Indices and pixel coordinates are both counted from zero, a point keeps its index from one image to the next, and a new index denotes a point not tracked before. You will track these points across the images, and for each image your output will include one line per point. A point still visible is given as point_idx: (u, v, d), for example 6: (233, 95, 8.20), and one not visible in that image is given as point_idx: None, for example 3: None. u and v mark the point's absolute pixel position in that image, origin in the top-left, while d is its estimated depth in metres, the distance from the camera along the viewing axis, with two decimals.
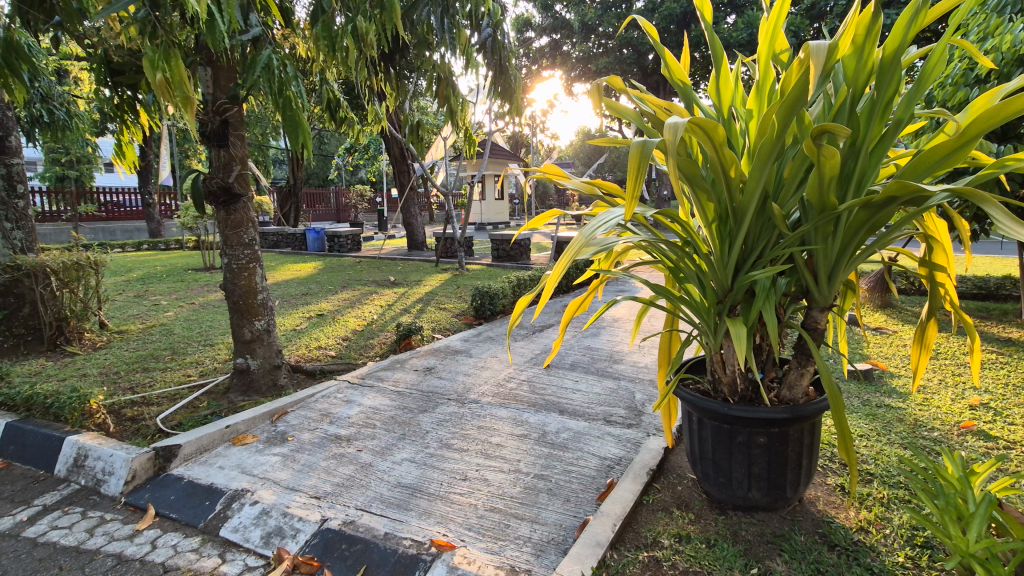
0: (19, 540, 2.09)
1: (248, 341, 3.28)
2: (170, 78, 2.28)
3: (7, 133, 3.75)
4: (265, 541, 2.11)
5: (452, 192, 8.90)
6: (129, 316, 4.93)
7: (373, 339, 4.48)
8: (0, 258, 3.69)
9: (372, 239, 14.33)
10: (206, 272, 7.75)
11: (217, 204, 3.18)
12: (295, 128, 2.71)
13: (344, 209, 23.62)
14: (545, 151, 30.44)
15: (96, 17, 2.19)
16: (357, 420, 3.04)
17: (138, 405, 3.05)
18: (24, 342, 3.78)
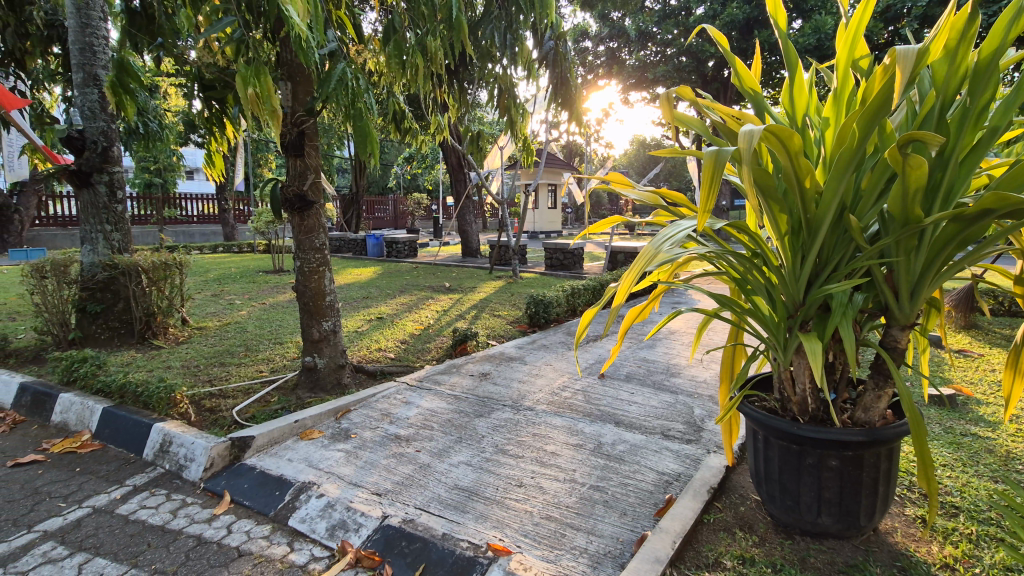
0: (113, 516, 2.27)
1: (316, 340, 3.44)
2: (261, 92, 2.43)
3: (110, 144, 4.08)
4: (330, 533, 2.20)
5: (507, 200, 9.01)
6: (208, 314, 5.28)
7: (429, 343, 4.59)
8: (100, 258, 4.04)
9: (427, 245, 14.70)
10: (274, 274, 8.20)
11: (293, 211, 3.37)
12: (363, 137, 2.81)
13: (401, 216, 24.36)
14: (599, 161, 30.28)
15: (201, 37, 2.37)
16: (415, 421, 3.12)
17: (216, 397, 3.25)
18: (118, 335, 4.12)
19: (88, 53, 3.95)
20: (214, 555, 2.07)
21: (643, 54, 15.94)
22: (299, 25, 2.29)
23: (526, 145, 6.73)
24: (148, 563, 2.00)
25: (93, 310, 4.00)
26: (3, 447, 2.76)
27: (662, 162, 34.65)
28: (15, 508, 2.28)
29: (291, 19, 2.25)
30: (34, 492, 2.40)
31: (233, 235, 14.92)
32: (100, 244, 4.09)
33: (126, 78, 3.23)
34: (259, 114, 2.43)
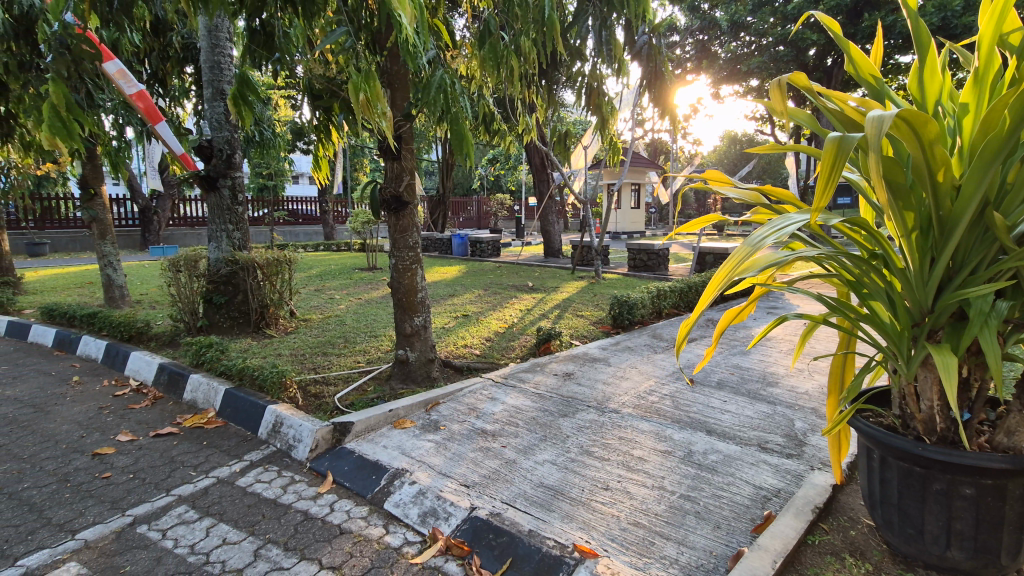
0: (234, 487, 2.51)
1: (408, 334, 3.60)
2: (370, 97, 2.59)
3: (233, 151, 4.53)
4: (422, 520, 2.29)
5: (590, 200, 8.91)
6: (312, 307, 5.70)
7: (514, 341, 4.65)
8: (224, 254, 4.50)
9: (509, 245, 14.92)
10: (368, 271, 8.69)
11: (389, 211, 3.55)
12: (460, 140, 2.92)
13: (484, 216, 24.93)
14: (686, 159, 29.15)
15: (321, 47, 2.56)
16: (501, 417, 3.17)
17: (319, 383, 3.51)
18: (238, 324, 4.57)
19: (217, 70, 4.40)
20: (318, 530, 2.22)
21: (735, 45, 15.12)
22: (408, 26, 2.42)
23: (614, 145, 6.62)
24: (264, 532, 2.19)
25: (218, 301, 4.46)
26: (146, 419, 3.14)
27: (755, 158, 32.66)
28: (156, 473, 2.59)
29: (401, 22, 2.37)
30: (170, 460, 2.71)
31: (331, 234, 16.02)
32: (224, 242, 4.55)
33: (246, 90, 3.54)
34: (369, 116, 2.61)
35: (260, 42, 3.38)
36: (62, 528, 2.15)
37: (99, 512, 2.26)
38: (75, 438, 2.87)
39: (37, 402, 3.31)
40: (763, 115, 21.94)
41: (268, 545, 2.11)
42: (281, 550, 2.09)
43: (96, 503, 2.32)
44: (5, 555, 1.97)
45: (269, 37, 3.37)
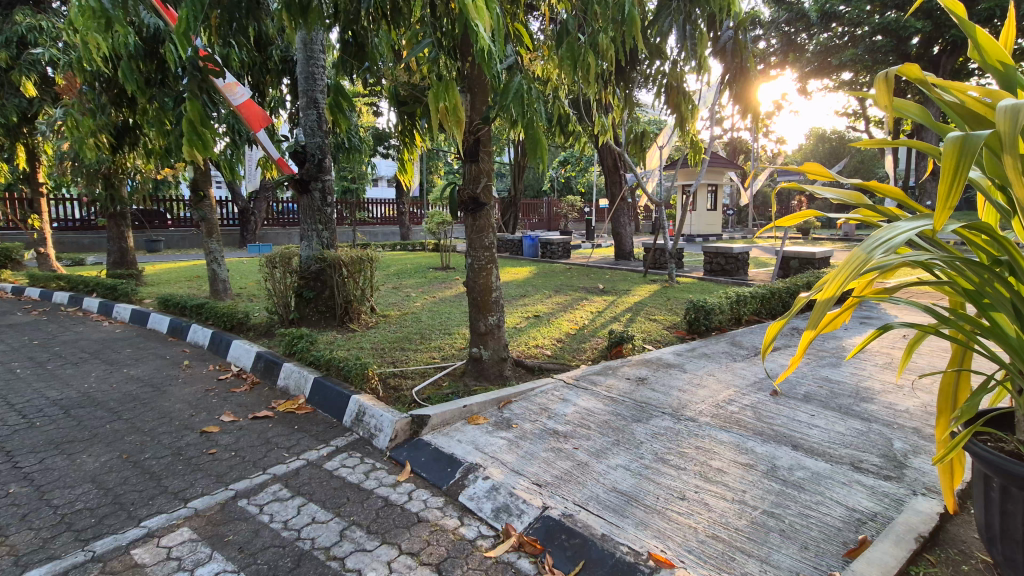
0: (323, 470, 2.68)
1: (482, 333, 3.68)
2: (449, 105, 2.67)
3: (324, 156, 4.84)
4: (495, 515, 2.33)
5: (665, 201, 8.66)
6: (390, 304, 5.95)
7: (585, 343, 4.61)
8: (314, 252, 4.81)
9: (579, 248, 14.83)
10: (442, 271, 8.96)
11: (467, 212, 3.64)
12: (534, 144, 2.94)
13: (554, 218, 24.92)
14: (768, 159, 27.59)
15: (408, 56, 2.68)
16: (573, 419, 3.16)
17: (398, 377, 3.68)
18: (324, 318, 4.85)
19: (311, 80, 4.71)
20: (398, 517, 2.32)
21: (825, 37, 14.06)
22: (483, 36, 2.47)
23: (696, 144, 6.35)
24: (348, 514, 2.32)
25: (308, 295, 4.77)
26: (245, 402, 3.42)
27: (847, 157, 30.27)
28: (254, 452, 2.81)
29: (478, 31, 2.43)
30: (266, 441, 2.93)
31: (407, 234, 16.65)
32: (315, 241, 4.86)
33: (340, 99, 3.76)
34: (446, 124, 2.71)
35: (352, 52, 3.65)
36: (177, 496, 2.38)
37: (207, 484, 2.49)
38: (186, 416, 3.18)
39: (155, 382, 3.69)
40: (856, 110, 20.32)
41: (353, 527, 2.23)
42: (364, 532, 2.20)
43: (204, 476, 2.55)
44: (131, 515, 2.22)
45: (359, 46, 3.59)
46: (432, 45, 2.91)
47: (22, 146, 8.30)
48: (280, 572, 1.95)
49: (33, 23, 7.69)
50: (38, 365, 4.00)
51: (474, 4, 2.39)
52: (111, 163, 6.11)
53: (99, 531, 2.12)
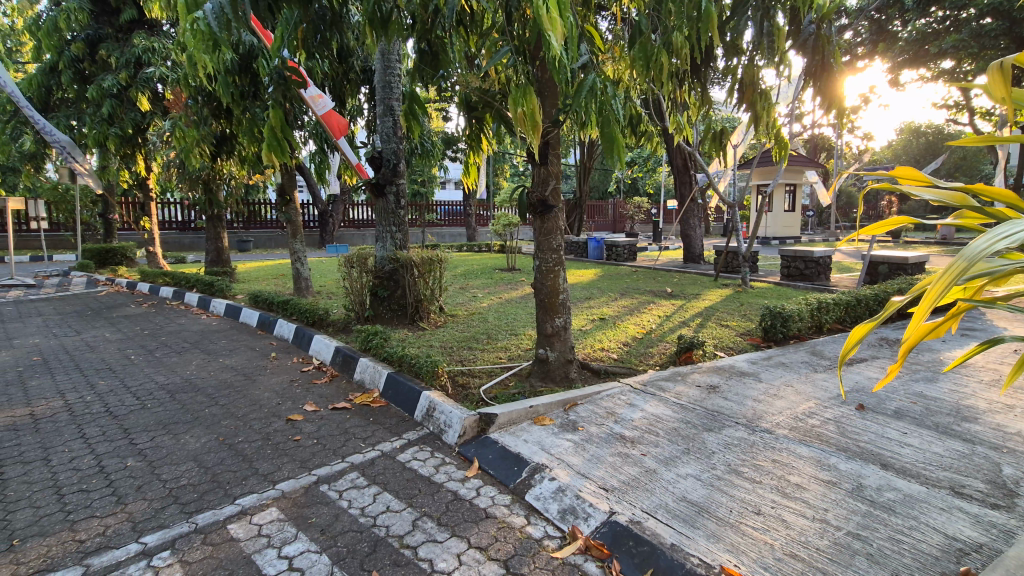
0: (395, 461, 2.80)
1: (549, 334, 3.70)
2: (526, 110, 2.73)
3: (398, 161, 5.06)
4: (562, 516, 2.34)
5: (739, 202, 8.28)
6: (458, 304, 6.11)
7: (652, 348, 4.52)
8: (388, 253, 5.03)
9: (646, 249, 14.52)
10: (507, 272, 9.07)
11: (535, 214, 3.67)
12: (610, 142, 2.91)
13: (620, 219, 24.60)
14: (854, 156, 25.70)
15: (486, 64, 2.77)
16: (641, 424, 3.11)
17: (466, 375, 3.77)
18: (396, 316, 5.06)
19: (388, 89, 4.93)
20: (466, 512, 2.39)
21: (921, 23, 12.84)
22: (558, 45, 2.46)
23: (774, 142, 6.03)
24: (420, 506, 2.41)
25: (382, 294, 4.99)
26: (325, 393, 3.64)
27: (946, 152, 27.60)
28: (334, 441, 2.98)
29: (551, 42, 2.44)
30: (344, 431, 3.10)
31: (473, 235, 16.99)
32: (389, 241, 5.08)
33: (414, 106, 3.91)
34: (523, 130, 2.76)
35: (428, 61, 3.73)
36: (266, 478, 2.57)
37: (292, 468, 2.67)
38: (274, 403, 3.43)
39: (247, 371, 4.01)
40: (958, 101, 18.49)
41: (424, 518, 2.32)
42: (435, 524, 2.28)
43: (290, 461, 2.74)
44: (228, 493, 2.42)
45: (434, 56, 3.70)
46: (508, 53, 2.98)
47: (138, 156, 9.24)
48: (358, 556, 2.07)
49: (147, 45, 8.59)
50: (149, 352, 4.45)
51: (548, 15, 2.42)
52: (210, 170, 6.67)
53: (200, 505, 2.33)
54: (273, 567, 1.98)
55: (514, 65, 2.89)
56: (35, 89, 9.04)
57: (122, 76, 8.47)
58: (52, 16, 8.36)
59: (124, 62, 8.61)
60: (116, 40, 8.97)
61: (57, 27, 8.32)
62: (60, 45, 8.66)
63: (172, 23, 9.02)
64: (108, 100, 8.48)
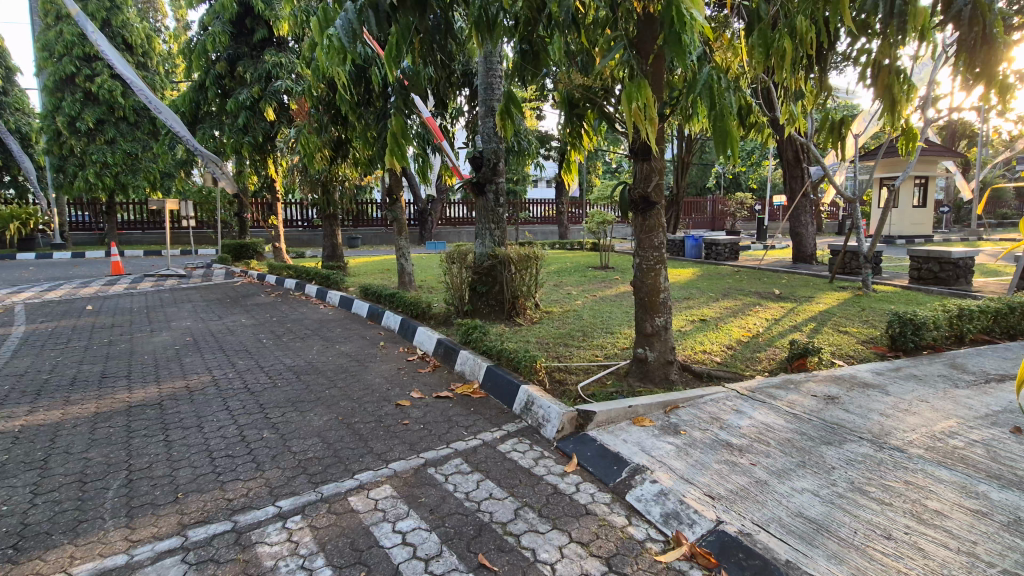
0: (496, 451, 2.88)
1: (648, 334, 3.61)
2: (641, 104, 2.66)
3: (498, 160, 5.17)
4: (665, 520, 2.28)
5: (861, 196, 7.50)
6: (552, 301, 6.15)
7: (759, 353, 4.25)
8: (487, 250, 5.19)
9: (749, 248, 13.66)
10: (602, 270, 8.96)
11: (636, 211, 3.59)
12: (724, 137, 2.78)
13: (720, 216, 23.48)
14: (1004, 143, 22.32)
15: (605, 63, 2.81)
16: (749, 432, 2.94)
17: (563, 371, 3.79)
18: (494, 311, 5.20)
19: (490, 90, 5.06)
20: (566, 506, 2.40)
21: None
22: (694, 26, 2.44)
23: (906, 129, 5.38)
24: (521, 496, 2.47)
25: (481, 289, 5.14)
26: (429, 382, 3.84)
27: None
28: (438, 427, 3.13)
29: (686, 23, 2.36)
30: (448, 419, 3.25)
31: (565, 234, 16.97)
32: (487, 239, 5.21)
33: (511, 105, 3.91)
34: (638, 123, 2.71)
35: (528, 61, 3.71)
36: (380, 457, 2.76)
37: (403, 450, 2.85)
38: (384, 389, 3.67)
39: (360, 358, 4.33)
40: None
41: (526, 508, 2.37)
42: (536, 515, 2.32)
43: (400, 443, 2.92)
44: (347, 468, 2.64)
45: (536, 55, 3.71)
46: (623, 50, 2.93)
47: (268, 161, 10.39)
48: (464, 538, 2.15)
49: (276, 61, 9.52)
50: (277, 337, 4.95)
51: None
52: (327, 173, 7.23)
53: (325, 477, 2.55)
54: (389, 540, 2.12)
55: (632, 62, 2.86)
56: (187, 105, 10.30)
57: (255, 90, 9.45)
58: (201, 40, 9.64)
59: (257, 77, 9.62)
60: (251, 58, 9.96)
61: (205, 50, 9.59)
62: (206, 65, 9.83)
63: (297, 39, 9.88)
64: (243, 112, 9.49)
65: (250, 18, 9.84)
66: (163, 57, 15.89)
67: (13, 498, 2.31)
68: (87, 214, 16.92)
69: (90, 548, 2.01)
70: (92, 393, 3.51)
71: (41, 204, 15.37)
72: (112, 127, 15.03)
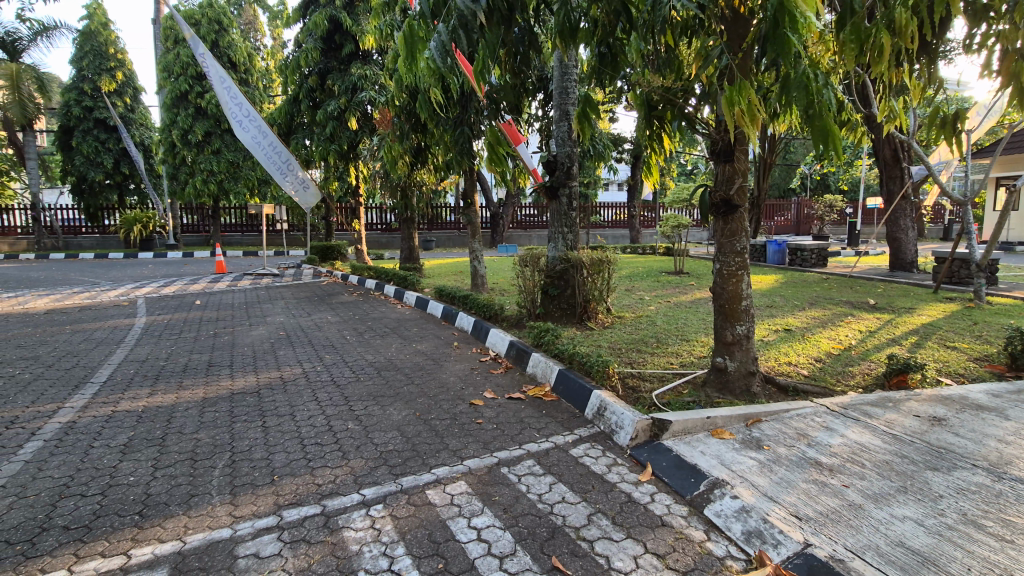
0: (568, 455, 2.88)
1: (728, 343, 3.46)
2: (743, 106, 2.62)
3: (572, 164, 5.16)
4: (746, 538, 2.17)
5: (974, 197, 6.76)
6: (625, 306, 6.05)
7: (852, 367, 3.95)
8: (560, 254, 5.19)
9: (839, 255, 12.69)
10: (676, 275, 8.71)
11: (717, 214, 3.47)
12: (825, 135, 2.65)
13: (805, 220, 22.08)
14: None
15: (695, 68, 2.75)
16: (841, 452, 2.75)
17: (637, 378, 3.72)
18: (565, 315, 5.19)
19: (565, 94, 5.07)
20: (640, 516, 2.35)
21: None
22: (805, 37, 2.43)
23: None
24: (594, 501, 2.46)
25: (552, 293, 5.15)
26: (502, 383, 3.90)
27: None
28: (511, 428, 3.17)
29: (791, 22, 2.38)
30: (520, 420, 3.29)
31: (637, 238, 16.61)
32: (560, 242, 5.21)
33: (590, 108, 3.91)
34: (739, 125, 2.65)
35: (606, 63, 3.70)
36: (455, 454, 2.85)
37: (477, 448, 2.92)
38: (459, 388, 3.78)
39: (436, 357, 4.48)
40: None
41: (599, 514, 2.35)
42: (610, 522, 2.30)
43: (474, 441, 2.99)
44: (425, 462, 2.74)
45: (614, 57, 3.70)
46: (720, 50, 2.90)
47: (352, 168, 11.00)
48: (538, 539, 2.17)
49: (362, 73, 10.07)
50: (359, 334, 5.23)
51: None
52: (406, 178, 7.53)
53: (404, 469, 2.67)
54: (465, 535, 2.18)
55: (731, 66, 2.84)
56: (283, 117, 11.18)
57: (342, 101, 10.05)
58: (296, 56, 10.41)
59: (344, 88, 10.22)
60: (339, 72, 10.59)
61: (298, 65, 10.36)
62: (300, 79, 10.60)
63: (381, 51, 10.37)
64: (331, 122, 10.12)
65: (339, 34, 10.44)
66: (262, 73, 17.25)
67: (138, 470, 2.60)
68: (196, 218, 18.68)
69: (200, 520, 2.22)
70: (200, 380, 3.88)
71: (159, 209, 17.16)
72: (218, 139, 16.54)
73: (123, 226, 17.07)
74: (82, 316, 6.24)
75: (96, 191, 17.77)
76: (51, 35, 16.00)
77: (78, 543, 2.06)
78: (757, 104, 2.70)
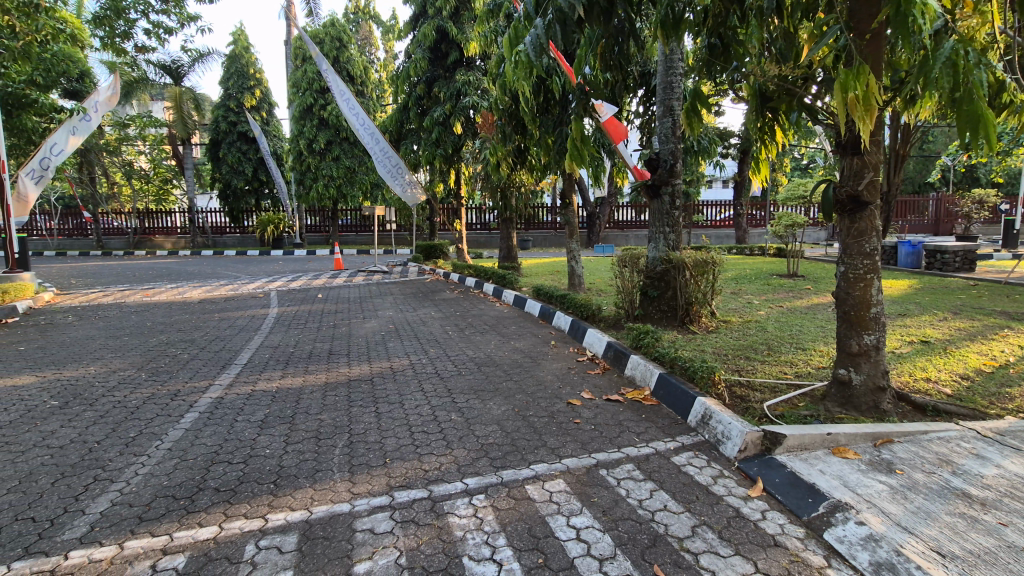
0: (670, 463, 2.79)
1: (854, 353, 3.15)
2: (861, 93, 2.33)
3: (675, 161, 4.97)
4: (875, 569, 1.97)
5: None
6: (731, 310, 5.72)
7: (1010, 387, 3.41)
8: (661, 254, 5.03)
9: (992, 258, 10.99)
10: (790, 278, 8.06)
11: (842, 212, 3.16)
12: (974, 122, 2.29)
13: (946, 218, 19.41)
14: None
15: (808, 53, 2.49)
16: (996, 484, 2.39)
17: (745, 387, 3.51)
18: (666, 317, 5.02)
19: (669, 89, 4.91)
20: (750, 533, 2.22)
21: None
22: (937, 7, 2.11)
23: None
24: (698, 513, 2.36)
25: (652, 294, 5.01)
26: (600, 384, 3.87)
27: None
28: (610, 430, 3.14)
29: None
30: (619, 423, 3.24)
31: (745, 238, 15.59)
32: (662, 243, 5.05)
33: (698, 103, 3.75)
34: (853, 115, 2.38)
35: (717, 55, 3.58)
36: (553, 451, 2.87)
37: (575, 447, 2.92)
38: (556, 386, 3.80)
39: (534, 355, 4.54)
40: None
41: (704, 527, 2.26)
42: (716, 536, 2.20)
43: (573, 440, 3.00)
44: (524, 458, 2.79)
45: (725, 47, 3.52)
46: (842, 31, 2.63)
47: (455, 170, 11.45)
48: (638, 545, 2.13)
49: (466, 79, 10.45)
50: (461, 330, 5.45)
51: None
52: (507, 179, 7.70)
53: (505, 463, 2.74)
54: (564, 533, 2.20)
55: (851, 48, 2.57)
56: (394, 124, 11.93)
57: (447, 106, 10.51)
58: (406, 66, 11.06)
59: (449, 94, 10.68)
60: (445, 79, 11.08)
61: (408, 75, 11.00)
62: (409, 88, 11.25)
63: (484, 57, 10.68)
64: (437, 127, 10.63)
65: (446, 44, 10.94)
66: (375, 84, 18.52)
67: (273, 444, 2.93)
68: (317, 219, 20.54)
69: (324, 493, 2.45)
70: (322, 366, 4.28)
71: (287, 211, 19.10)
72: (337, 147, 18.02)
73: (258, 227, 19.21)
74: (228, 305, 7.12)
75: (238, 196, 20.16)
76: (206, 60, 18.37)
77: (226, 504, 2.37)
78: (875, 94, 2.41)
